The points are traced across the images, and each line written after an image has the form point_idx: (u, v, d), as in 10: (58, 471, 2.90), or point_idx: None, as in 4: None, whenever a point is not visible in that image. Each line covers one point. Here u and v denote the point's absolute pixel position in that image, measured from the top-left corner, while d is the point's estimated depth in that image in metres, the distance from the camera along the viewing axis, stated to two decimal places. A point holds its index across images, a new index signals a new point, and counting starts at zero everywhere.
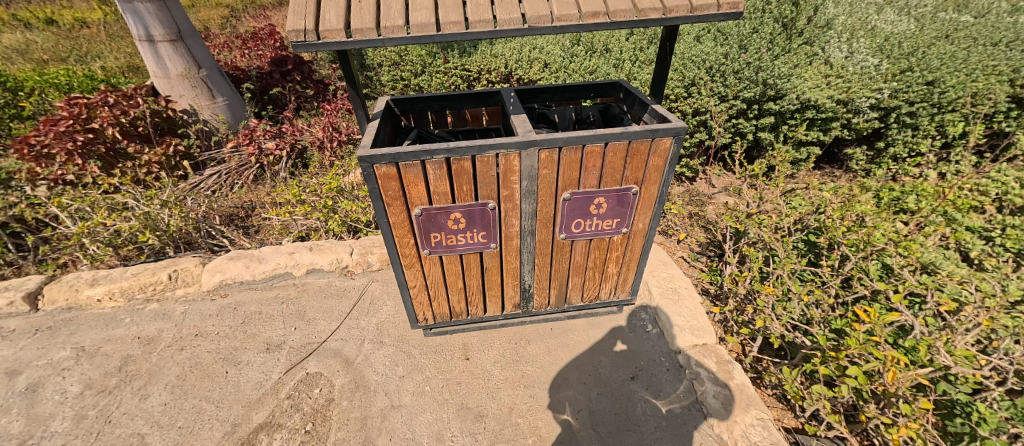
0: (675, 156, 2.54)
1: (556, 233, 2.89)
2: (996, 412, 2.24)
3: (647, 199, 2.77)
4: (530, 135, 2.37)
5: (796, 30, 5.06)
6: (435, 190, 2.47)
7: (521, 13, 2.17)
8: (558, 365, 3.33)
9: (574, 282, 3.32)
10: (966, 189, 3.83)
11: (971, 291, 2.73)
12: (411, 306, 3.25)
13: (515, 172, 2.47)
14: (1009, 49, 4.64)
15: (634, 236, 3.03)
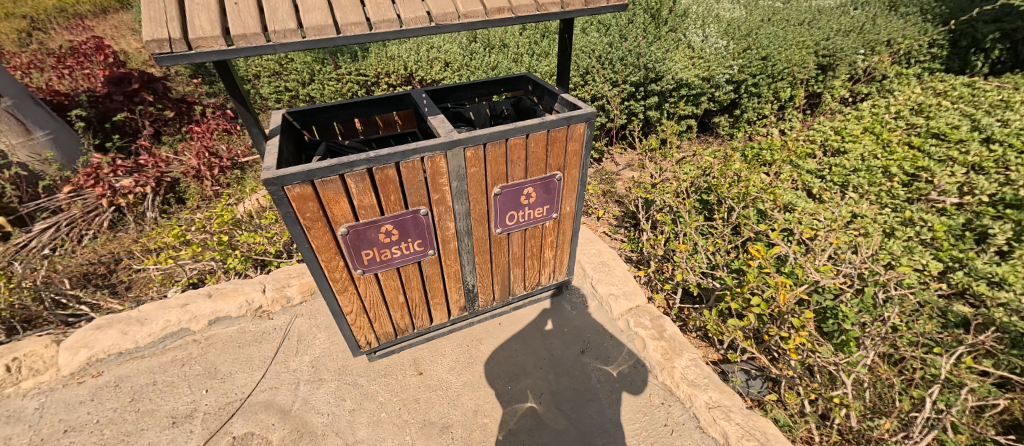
0: (589, 140, 2.30)
1: (488, 230, 2.43)
2: (853, 309, 2.53)
3: (571, 182, 2.46)
4: (452, 135, 1.99)
5: (662, 19, 5.70)
6: (360, 203, 1.95)
7: (427, 10, 1.80)
8: (507, 357, 2.84)
9: (516, 274, 2.81)
10: (800, 139, 4.67)
11: (822, 219, 3.25)
12: (350, 334, 2.53)
13: (445, 174, 2.05)
14: (811, 28, 5.83)
15: (563, 220, 2.70)
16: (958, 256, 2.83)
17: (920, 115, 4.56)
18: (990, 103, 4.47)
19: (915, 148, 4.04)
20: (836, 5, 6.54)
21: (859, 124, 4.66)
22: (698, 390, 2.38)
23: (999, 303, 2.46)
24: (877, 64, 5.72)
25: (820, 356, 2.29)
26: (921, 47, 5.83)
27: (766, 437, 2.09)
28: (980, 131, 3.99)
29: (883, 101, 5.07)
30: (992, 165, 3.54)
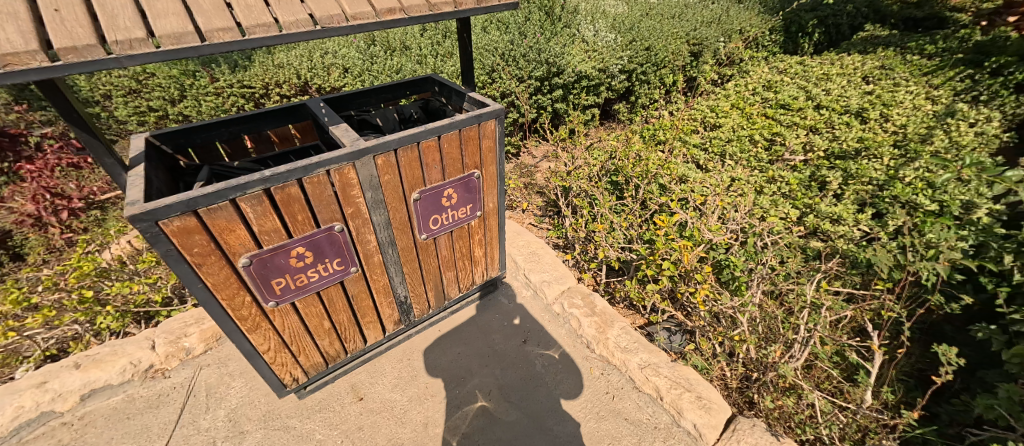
0: (504, 136, 2.12)
1: (413, 237, 2.15)
2: (741, 258, 2.56)
3: (491, 177, 2.23)
4: (359, 142, 1.73)
5: (556, 17, 5.98)
6: (260, 228, 1.64)
7: (309, 13, 1.54)
8: (449, 361, 2.56)
9: (448, 278, 2.54)
10: (689, 116, 5.16)
11: (711, 181, 3.47)
12: (270, 374, 2.13)
13: (356, 186, 1.78)
14: (682, 20, 6.56)
15: (489, 218, 2.45)
16: (809, 202, 3.10)
17: (770, 90, 5.35)
18: (814, 76, 5.46)
19: (770, 118, 4.71)
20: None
21: (726, 102, 5.27)
22: (629, 354, 2.33)
23: (842, 236, 2.68)
24: (734, 50, 6.71)
25: (724, 303, 2.26)
26: (763, 35, 6.91)
27: (694, 386, 2.11)
28: (812, 100, 4.83)
29: (742, 81, 5.87)
30: (824, 124, 4.30)
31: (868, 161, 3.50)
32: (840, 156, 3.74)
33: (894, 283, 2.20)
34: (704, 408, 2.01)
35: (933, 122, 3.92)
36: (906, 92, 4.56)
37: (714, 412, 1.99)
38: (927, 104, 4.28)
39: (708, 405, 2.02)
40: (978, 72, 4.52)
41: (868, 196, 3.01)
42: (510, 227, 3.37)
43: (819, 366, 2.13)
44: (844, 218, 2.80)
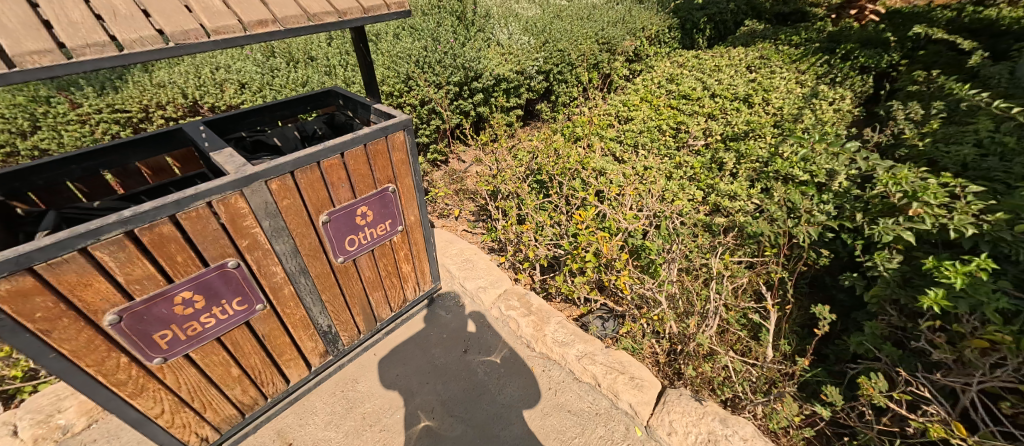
0: (416, 147, 2.06)
1: (329, 261, 2.00)
2: (656, 242, 2.65)
3: (408, 189, 2.16)
4: (245, 168, 1.57)
5: (468, 22, 5.94)
6: (126, 277, 1.44)
7: (157, 28, 1.32)
8: (388, 385, 2.41)
9: (377, 299, 2.38)
10: (608, 111, 5.33)
11: (630, 173, 3.55)
12: (170, 437, 1.88)
13: (249, 215, 1.62)
14: (590, 21, 6.83)
15: (412, 231, 2.35)
16: (711, 183, 3.42)
17: (672, 83, 5.75)
18: (708, 68, 5.97)
19: (674, 108, 5.05)
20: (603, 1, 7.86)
21: (636, 95, 5.54)
22: (567, 346, 2.40)
23: (740, 209, 2.95)
24: (639, 47, 7.15)
25: (644, 284, 2.41)
26: (663, 32, 7.46)
27: (627, 368, 2.24)
28: (707, 90, 5.29)
29: (649, 75, 6.26)
30: (720, 111, 4.70)
31: (754, 141, 3.97)
32: (733, 138, 4.16)
33: (780, 248, 2.47)
34: (637, 388, 2.14)
35: (802, 102, 4.52)
36: (780, 79, 5.20)
37: (645, 390, 2.13)
38: (797, 88, 4.92)
39: (640, 384, 2.16)
40: (833, 58, 5.27)
41: (757, 172, 3.39)
42: (442, 237, 3.32)
43: (729, 329, 2.32)
44: (739, 195, 3.12)
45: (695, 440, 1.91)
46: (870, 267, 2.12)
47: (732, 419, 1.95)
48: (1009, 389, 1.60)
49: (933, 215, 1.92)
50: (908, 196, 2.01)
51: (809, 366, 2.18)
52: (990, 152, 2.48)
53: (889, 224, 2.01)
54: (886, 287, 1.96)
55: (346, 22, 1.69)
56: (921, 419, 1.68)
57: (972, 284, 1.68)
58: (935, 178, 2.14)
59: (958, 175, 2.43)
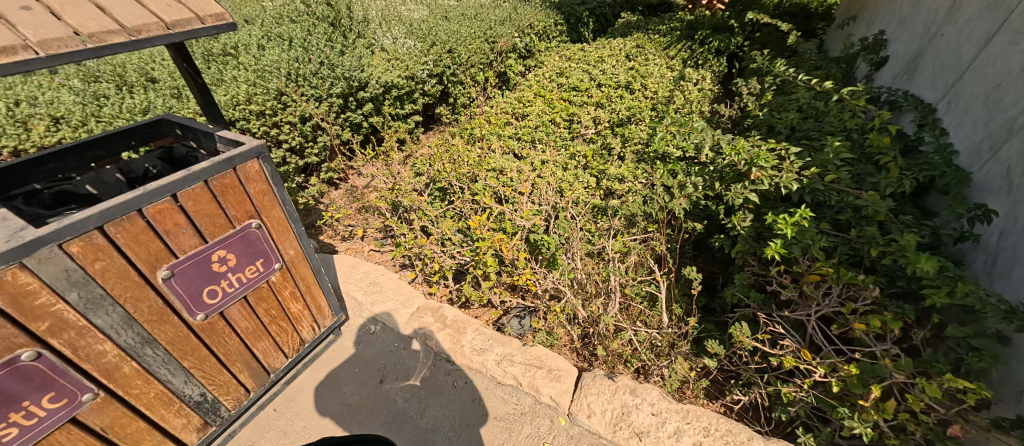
0: (276, 172, 1.81)
1: (185, 322, 1.67)
2: (556, 235, 2.68)
3: (278, 221, 1.88)
4: (22, 231, 1.24)
5: (343, 27, 5.41)
6: None
7: None
8: (297, 438, 2.19)
9: (264, 350, 2.06)
10: (505, 111, 4.74)
11: (526, 170, 3.36)
12: None
13: (40, 290, 1.29)
14: (480, 19, 6.58)
15: (296, 267, 2.06)
16: (602, 169, 3.52)
17: (562, 77, 5.44)
18: (591, 61, 5.79)
19: (566, 101, 4.76)
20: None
21: (529, 92, 5.08)
22: (486, 353, 2.39)
23: (630, 190, 3.13)
24: (528, 43, 6.75)
25: (547, 277, 2.50)
26: (549, 27, 7.31)
27: (545, 361, 2.32)
28: (593, 80, 5.10)
29: (538, 72, 5.83)
30: (607, 99, 4.62)
31: (637, 125, 3.98)
32: (619, 123, 4.15)
33: (663, 223, 2.74)
34: (556, 379, 2.23)
35: (672, 85, 4.75)
36: (654, 63, 5.39)
37: (563, 380, 2.23)
38: (669, 72, 5.14)
39: (559, 374, 2.25)
40: (694, 41, 5.77)
41: (640, 153, 3.62)
42: (342, 262, 3.06)
43: (630, 304, 2.50)
44: (626, 177, 3.29)
45: (611, 416, 2.06)
46: (733, 228, 2.43)
47: (640, 388, 2.14)
48: (837, 314, 1.96)
49: (768, 176, 2.26)
50: (749, 163, 2.35)
51: (699, 322, 2.46)
52: (810, 115, 2.99)
53: (738, 189, 2.31)
54: (743, 243, 2.27)
55: (143, 42, 1.36)
56: (780, 352, 2.00)
57: (798, 233, 2.04)
58: (768, 145, 2.51)
59: (787, 137, 2.91)
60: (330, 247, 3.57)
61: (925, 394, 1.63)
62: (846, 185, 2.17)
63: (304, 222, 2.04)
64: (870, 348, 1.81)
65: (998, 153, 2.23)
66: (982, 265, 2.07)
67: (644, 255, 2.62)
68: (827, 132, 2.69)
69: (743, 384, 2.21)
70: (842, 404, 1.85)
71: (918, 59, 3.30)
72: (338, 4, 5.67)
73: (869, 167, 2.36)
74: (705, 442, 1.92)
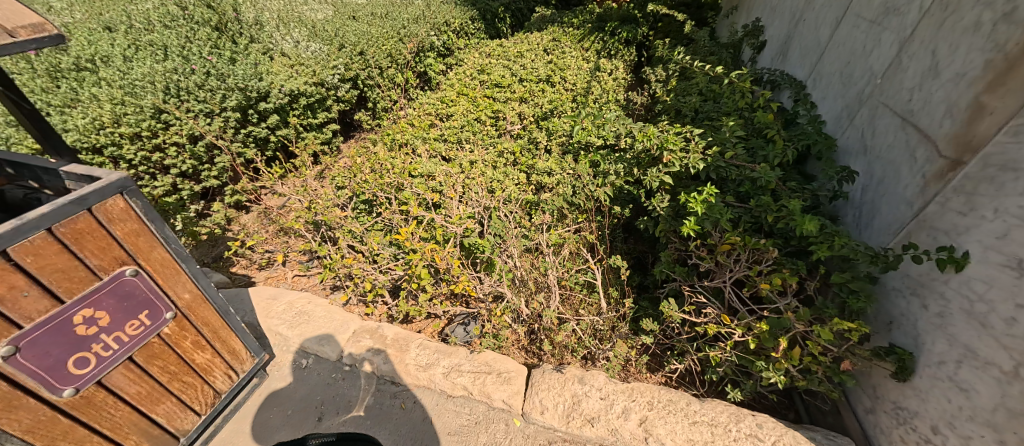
0: (150, 209, 1.59)
1: (48, 401, 1.48)
2: (489, 238, 2.65)
3: (162, 263, 1.68)
4: None
5: (232, 32, 4.81)
6: None
7: None
8: None
9: (166, 413, 1.86)
10: (427, 113, 4.49)
11: (454, 172, 3.25)
12: None
13: None
14: (390, 18, 6.25)
15: (195, 313, 1.85)
16: (531, 163, 3.49)
17: (483, 73, 5.29)
18: (511, 55, 5.74)
19: (490, 98, 4.64)
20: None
21: (450, 91, 4.90)
22: (431, 368, 2.31)
23: (559, 182, 3.17)
24: (447, 41, 6.40)
25: (486, 280, 2.48)
26: (466, 24, 6.92)
27: (493, 366, 2.30)
28: (515, 75, 5.06)
29: (459, 69, 5.65)
30: (529, 94, 4.59)
31: (559, 117, 4.02)
32: (544, 117, 4.16)
33: (591, 212, 2.83)
34: (506, 381, 2.22)
35: (589, 76, 4.87)
36: (571, 56, 5.51)
37: (513, 381, 2.23)
38: (585, 63, 5.28)
39: (509, 376, 2.25)
40: (605, 33, 6.01)
41: (565, 145, 3.68)
42: (259, 295, 2.75)
43: (570, 294, 2.55)
44: (555, 169, 3.33)
45: (563, 409, 2.10)
46: (654, 209, 2.58)
47: (587, 376, 2.21)
48: (747, 277, 2.15)
49: (678, 158, 2.41)
50: (660, 147, 2.47)
51: (635, 303, 2.58)
52: (710, 97, 3.26)
53: (654, 172, 2.45)
54: (663, 223, 2.42)
55: None
56: (704, 319, 2.15)
57: (709, 208, 2.20)
58: (675, 128, 2.67)
59: (692, 119, 3.15)
60: (244, 279, 3.19)
61: (822, 338, 1.84)
62: (743, 160, 2.39)
63: (198, 261, 1.82)
64: (775, 304, 2.01)
65: (853, 121, 2.58)
66: (851, 219, 2.37)
67: (578, 245, 2.68)
68: (724, 113, 2.94)
69: (677, 354, 2.36)
70: (759, 358, 2.03)
71: (788, 42, 3.75)
72: (223, 6, 5.04)
73: (760, 141, 2.62)
74: (650, 416, 2.03)
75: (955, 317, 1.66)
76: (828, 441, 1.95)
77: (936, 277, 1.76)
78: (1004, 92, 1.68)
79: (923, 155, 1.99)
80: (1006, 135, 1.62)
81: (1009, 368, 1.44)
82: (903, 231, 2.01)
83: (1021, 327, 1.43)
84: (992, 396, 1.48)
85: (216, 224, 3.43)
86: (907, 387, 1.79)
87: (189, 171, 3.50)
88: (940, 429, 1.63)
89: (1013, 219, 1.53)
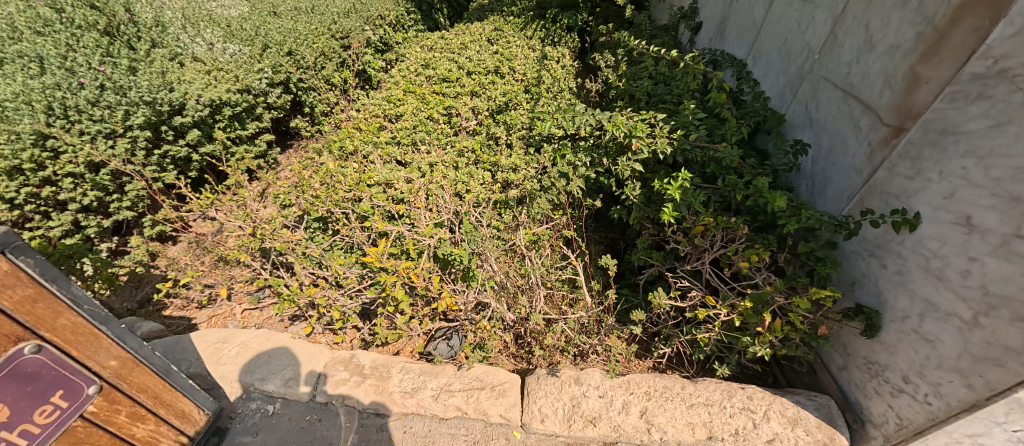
0: (46, 270, 1.32)
1: None
2: (464, 246, 2.51)
3: (73, 331, 1.40)
4: None
5: (127, 35, 4.13)
6: None
7: None
8: None
9: None
10: (377, 114, 4.21)
11: (415, 178, 3.05)
12: None
13: None
14: (316, 13, 5.75)
15: (127, 381, 1.58)
16: (493, 161, 3.37)
17: (428, 68, 5.03)
18: (455, 48, 5.50)
19: (440, 94, 4.41)
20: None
21: (396, 89, 4.60)
22: (418, 392, 2.16)
23: (526, 177, 3.08)
24: (384, 35, 6.03)
25: (468, 291, 2.33)
26: (402, 16, 6.54)
27: (485, 380, 2.21)
28: (462, 68, 4.86)
29: (402, 65, 5.34)
30: (480, 87, 4.43)
31: (516, 110, 3.94)
32: (499, 110, 4.04)
33: (564, 206, 2.78)
34: (501, 395, 2.14)
35: (538, 65, 4.79)
36: (516, 45, 5.39)
37: (508, 393, 2.15)
38: (531, 52, 5.20)
39: (503, 389, 2.17)
40: (547, 20, 5.96)
41: (526, 138, 3.59)
42: (204, 340, 2.39)
43: (554, 291, 2.48)
44: (519, 165, 3.24)
45: (563, 413, 2.06)
46: (627, 198, 2.57)
47: (582, 376, 2.18)
48: (723, 256, 2.19)
49: (646, 145, 2.41)
50: (627, 135, 2.45)
51: (617, 294, 2.57)
52: (660, 80, 3.31)
53: (624, 161, 2.44)
54: (638, 211, 2.43)
55: None
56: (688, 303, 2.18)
57: (683, 193, 2.21)
58: (638, 115, 2.67)
59: (647, 104, 3.19)
60: (182, 323, 2.78)
61: (800, 308, 1.92)
62: (705, 142, 2.42)
63: (122, 320, 1.55)
64: (753, 280, 2.07)
65: (797, 95, 2.71)
66: (806, 189, 2.48)
67: (555, 242, 2.62)
68: (678, 95, 2.99)
69: (664, 338, 2.39)
70: (744, 334, 2.09)
71: (724, 23, 3.92)
72: (111, 5, 4.31)
73: (716, 121, 2.68)
74: (649, 407, 2.04)
75: (913, 274, 1.76)
76: (810, 402, 2.06)
77: (892, 238, 1.86)
78: (936, 62, 1.75)
79: (867, 124, 2.07)
80: (943, 101, 1.69)
81: (970, 317, 1.55)
82: (856, 198, 2.09)
83: (976, 278, 1.53)
84: (956, 344, 1.59)
85: (138, 262, 2.95)
86: (875, 343, 1.92)
87: (93, 204, 2.97)
88: (910, 378, 1.75)
89: (958, 180, 1.61)
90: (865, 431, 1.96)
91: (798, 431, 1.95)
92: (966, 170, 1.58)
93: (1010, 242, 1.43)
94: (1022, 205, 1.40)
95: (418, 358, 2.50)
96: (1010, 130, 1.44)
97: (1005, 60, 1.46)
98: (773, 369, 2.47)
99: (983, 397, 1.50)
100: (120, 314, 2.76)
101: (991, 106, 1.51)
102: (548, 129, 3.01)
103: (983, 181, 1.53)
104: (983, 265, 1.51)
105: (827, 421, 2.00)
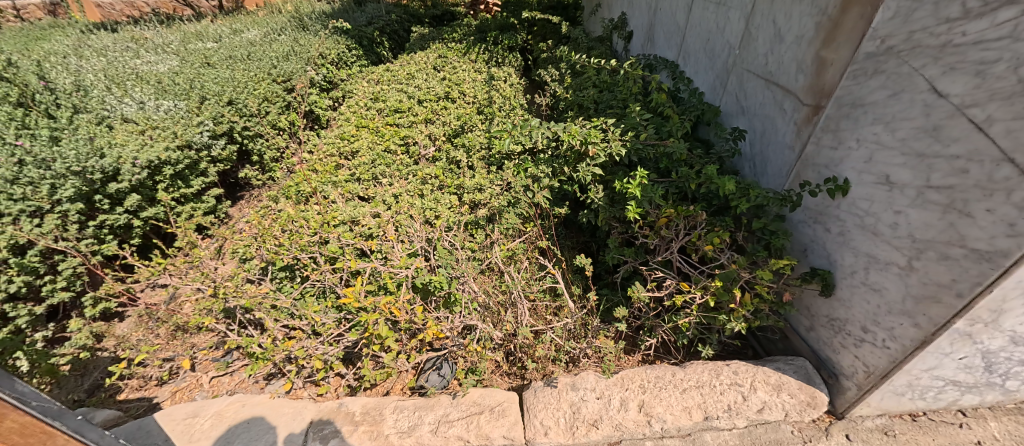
0: None
1: None
2: (444, 271, 2.51)
3: (22, 433, 1.18)
4: None
5: (44, 104, 3.82)
6: None
7: None
8: None
9: None
10: (331, 153, 4.12)
11: (381, 212, 3.03)
12: None
13: None
14: (252, 60, 5.62)
15: None
16: (458, 184, 3.43)
17: (378, 101, 5.02)
18: (402, 78, 5.54)
19: (393, 125, 4.40)
20: (261, 35, 6.78)
21: (348, 125, 4.54)
22: (416, 429, 2.07)
23: (492, 196, 3.16)
24: (328, 73, 5.96)
25: (453, 317, 2.30)
26: (343, 52, 6.49)
27: (483, 403, 2.19)
28: (412, 97, 4.89)
29: (350, 100, 5.29)
30: (433, 114, 4.47)
31: (472, 132, 4.02)
32: (455, 135, 4.11)
33: (533, 218, 2.87)
34: (501, 416, 2.11)
35: (487, 86, 4.92)
36: (462, 70, 5.51)
37: (508, 412, 2.13)
38: (478, 75, 5.34)
39: (502, 409, 2.15)
40: (488, 43, 6.16)
41: (486, 158, 3.67)
42: (173, 417, 2.20)
43: (537, 303, 2.52)
44: (484, 184, 3.30)
45: (565, 421, 2.07)
46: (591, 202, 2.69)
47: (578, 381, 2.20)
48: (689, 243, 2.31)
49: (601, 150, 2.55)
50: (583, 143, 2.58)
51: (597, 295, 2.65)
52: (604, 88, 3.51)
53: (585, 167, 2.56)
54: (604, 212, 2.54)
55: None
56: (666, 292, 2.28)
57: (644, 190, 2.34)
58: (590, 123, 2.82)
59: (595, 111, 3.36)
60: (143, 404, 2.56)
61: (765, 280, 2.05)
62: (655, 139, 2.60)
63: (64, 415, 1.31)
64: (719, 261, 2.18)
65: (727, 87, 2.97)
66: (749, 170, 2.69)
67: (530, 254, 2.69)
68: (622, 99, 3.17)
69: (648, 330, 2.48)
70: (719, 313, 2.20)
71: (653, 29, 4.25)
72: (22, 75, 4.00)
73: (660, 119, 2.85)
74: (646, 399, 2.09)
75: (853, 233, 1.92)
76: (788, 366, 2.20)
77: (830, 204, 2.03)
78: (836, 46, 1.94)
79: (791, 106, 2.28)
80: (848, 79, 1.86)
81: (905, 263, 1.70)
82: (793, 173, 2.28)
83: (903, 229, 1.68)
84: (899, 289, 1.74)
85: (81, 346, 2.69)
86: (834, 301, 2.07)
87: (21, 291, 2.67)
88: (868, 328, 1.90)
89: (872, 145, 1.77)
90: (840, 384, 2.10)
91: (783, 396, 2.08)
92: (878, 135, 1.75)
93: (924, 193, 1.59)
94: (927, 159, 1.56)
95: (410, 394, 2.45)
96: (905, 97, 1.61)
97: (889, 39, 1.64)
98: (750, 341, 2.61)
99: (930, 333, 1.67)
100: (68, 406, 2.47)
101: (886, 78, 1.68)
102: (508, 146, 3.10)
103: (891, 143, 1.69)
104: (906, 216, 1.66)
105: (806, 381, 2.13)
